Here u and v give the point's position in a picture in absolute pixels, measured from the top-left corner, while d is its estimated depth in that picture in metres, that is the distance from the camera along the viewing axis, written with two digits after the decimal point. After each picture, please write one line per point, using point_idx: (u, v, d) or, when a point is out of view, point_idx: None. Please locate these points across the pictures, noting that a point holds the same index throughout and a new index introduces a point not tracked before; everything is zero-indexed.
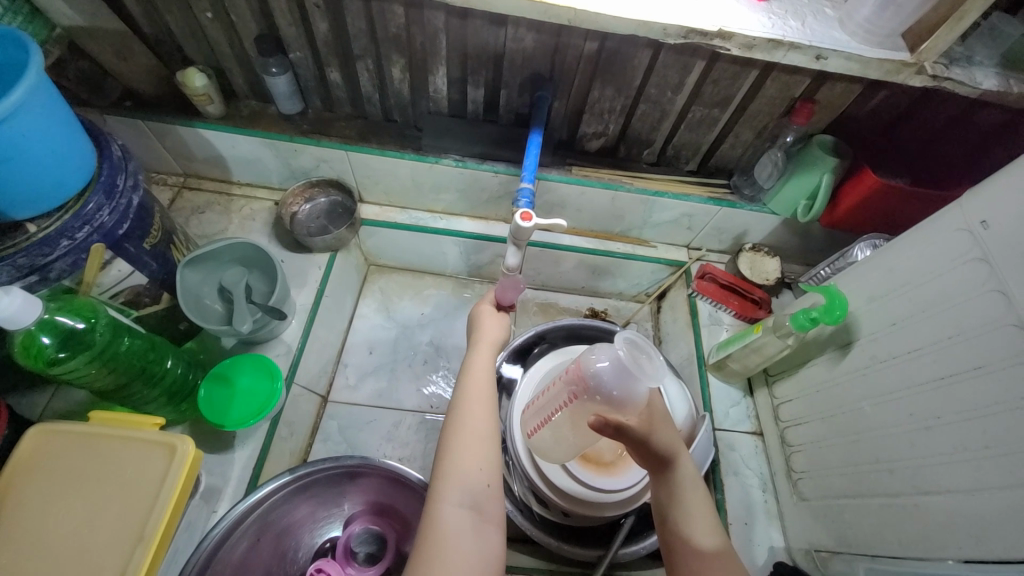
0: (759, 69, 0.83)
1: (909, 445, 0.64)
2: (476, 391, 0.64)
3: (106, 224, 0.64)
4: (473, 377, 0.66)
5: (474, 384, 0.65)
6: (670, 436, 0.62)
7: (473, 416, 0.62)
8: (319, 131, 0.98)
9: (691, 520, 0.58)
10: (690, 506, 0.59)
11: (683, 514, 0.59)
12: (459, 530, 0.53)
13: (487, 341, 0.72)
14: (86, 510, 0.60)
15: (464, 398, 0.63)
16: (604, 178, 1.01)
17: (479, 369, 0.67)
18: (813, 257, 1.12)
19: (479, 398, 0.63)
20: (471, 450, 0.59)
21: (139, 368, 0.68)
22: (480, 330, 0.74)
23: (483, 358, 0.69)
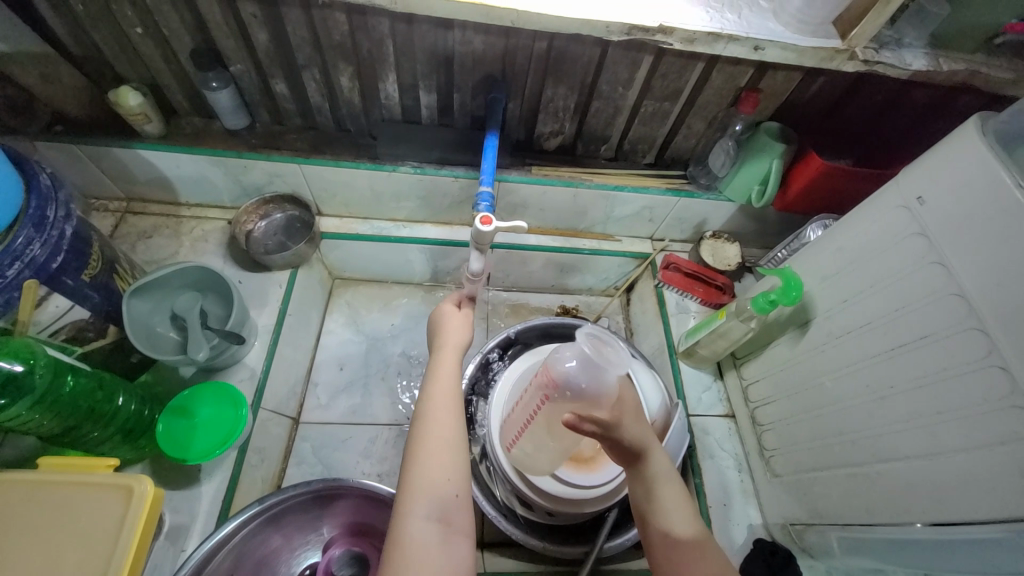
0: (704, 62, 0.85)
1: (868, 415, 0.67)
2: (441, 397, 0.63)
3: (38, 258, 0.59)
4: (439, 382, 0.65)
5: (440, 390, 0.64)
6: (643, 428, 0.62)
7: (439, 423, 0.61)
8: (268, 145, 0.95)
9: (664, 513, 0.59)
10: (664, 497, 0.60)
11: (657, 511, 0.59)
12: (427, 543, 0.52)
13: (452, 344, 0.71)
14: (36, 566, 0.56)
15: (431, 405, 0.62)
16: (564, 176, 1.01)
17: (445, 373, 0.67)
18: (771, 240, 1.16)
19: (445, 404, 0.62)
20: (439, 458, 0.58)
21: (86, 408, 0.65)
22: (444, 334, 0.72)
23: (448, 362, 0.68)
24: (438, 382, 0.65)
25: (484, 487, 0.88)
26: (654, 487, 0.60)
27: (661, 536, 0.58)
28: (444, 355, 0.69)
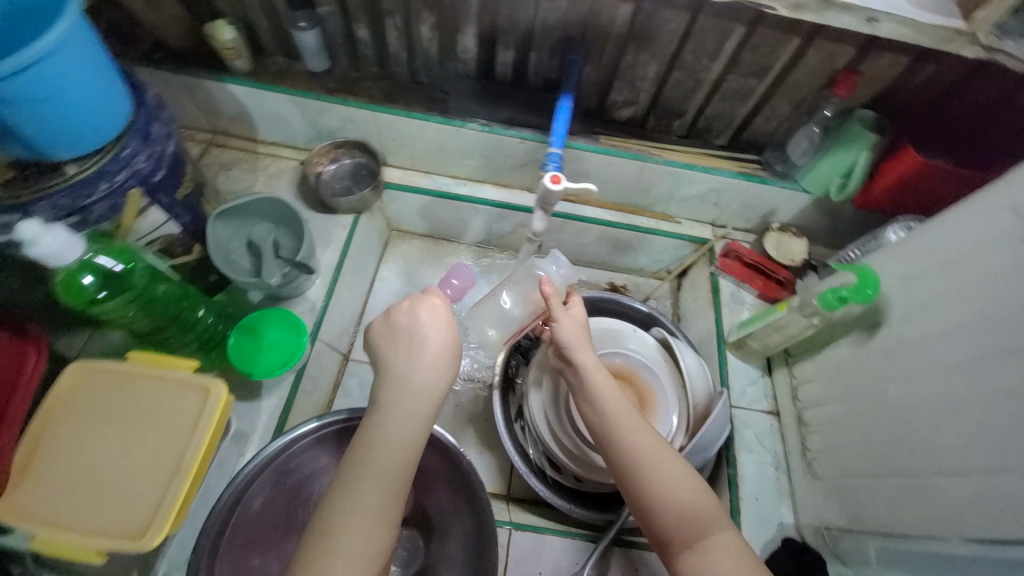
0: (802, 37, 0.80)
1: (932, 426, 0.64)
2: (376, 473, 0.49)
3: (142, 170, 0.64)
4: (382, 449, 0.50)
5: (375, 466, 0.50)
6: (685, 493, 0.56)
7: (363, 510, 0.48)
8: (345, 91, 0.98)
9: (633, 444, 0.59)
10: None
11: (624, 437, 0.60)
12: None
13: (410, 381, 0.53)
14: (123, 444, 0.62)
15: (359, 487, 0.49)
16: (632, 148, 0.99)
17: (395, 431, 0.51)
18: (842, 240, 1.09)
19: (375, 485, 0.49)
20: (353, 556, 0.47)
21: (173, 314, 0.70)
22: (407, 354, 0.55)
23: (405, 405, 0.52)
24: (382, 447, 0.50)
25: (518, 444, 0.91)
26: (614, 411, 0.62)
27: (631, 471, 0.58)
28: (399, 399, 0.52)
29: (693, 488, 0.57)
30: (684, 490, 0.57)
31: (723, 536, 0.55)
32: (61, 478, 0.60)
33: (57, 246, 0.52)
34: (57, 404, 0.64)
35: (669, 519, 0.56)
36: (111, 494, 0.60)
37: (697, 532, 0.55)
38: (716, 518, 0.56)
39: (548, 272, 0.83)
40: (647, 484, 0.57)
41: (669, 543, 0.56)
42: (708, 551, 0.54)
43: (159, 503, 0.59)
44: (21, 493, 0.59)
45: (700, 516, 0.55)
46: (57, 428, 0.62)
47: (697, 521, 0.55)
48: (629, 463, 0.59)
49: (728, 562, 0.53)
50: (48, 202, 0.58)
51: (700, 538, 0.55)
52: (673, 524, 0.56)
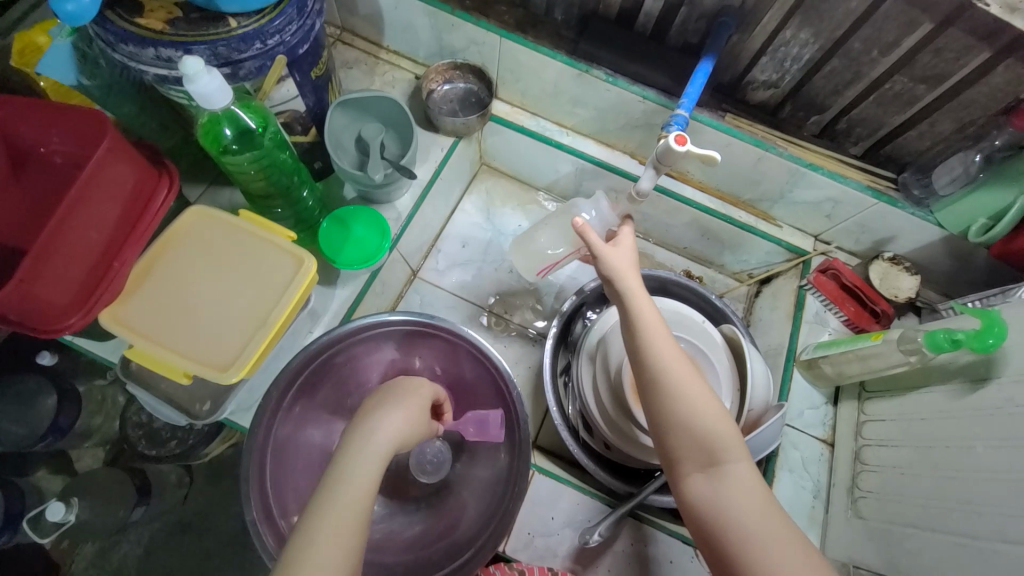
0: (993, 51, 0.70)
1: (1016, 496, 0.58)
2: (337, 522, 0.51)
3: (290, 40, 0.66)
4: (341, 499, 0.53)
5: (335, 514, 0.51)
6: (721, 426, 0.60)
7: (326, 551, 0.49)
8: (478, 11, 0.96)
9: (668, 368, 0.62)
10: (739, 506, 0.57)
11: (660, 360, 0.62)
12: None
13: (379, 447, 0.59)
14: (221, 288, 0.68)
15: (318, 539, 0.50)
16: (757, 134, 0.92)
17: (356, 482, 0.55)
18: (960, 289, 0.99)
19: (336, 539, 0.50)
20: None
21: (284, 186, 0.74)
22: (375, 421, 0.63)
23: (369, 460, 0.57)
24: (344, 490, 0.54)
25: (558, 398, 0.93)
26: (654, 338, 0.63)
27: (661, 390, 0.61)
28: (362, 457, 0.57)
29: (717, 417, 0.60)
30: (709, 417, 0.60)
31: (739, 466, 0.59)
32: (163, 303, 0.67)
33: (210, 89, 0.56)
34: (171, 237, 0.69)
35: (691, 438, 0.60)
36: (204, 328, 0.66)
37: (716, 456, 0.59)
38: (735, 448, 0.59)
39: (588, 218, 0.86)
40: (675, 406, 0.61)
41: (686, 460, 0.60)
42: (723, 473, 0.58)
43: (242, 347, 0.65)
44: (130, 306, 0.66)
45: (721, 442, 0.59)
46: (168, 258, 0.69)
47: (716, 446, 0.59)
48: (662, 384, 0.61)
49: (739, 486, 0.58)
50: (207, 47, 0.61)
51: (717, 461, 0.59)
52: (693, 443, 0.60)
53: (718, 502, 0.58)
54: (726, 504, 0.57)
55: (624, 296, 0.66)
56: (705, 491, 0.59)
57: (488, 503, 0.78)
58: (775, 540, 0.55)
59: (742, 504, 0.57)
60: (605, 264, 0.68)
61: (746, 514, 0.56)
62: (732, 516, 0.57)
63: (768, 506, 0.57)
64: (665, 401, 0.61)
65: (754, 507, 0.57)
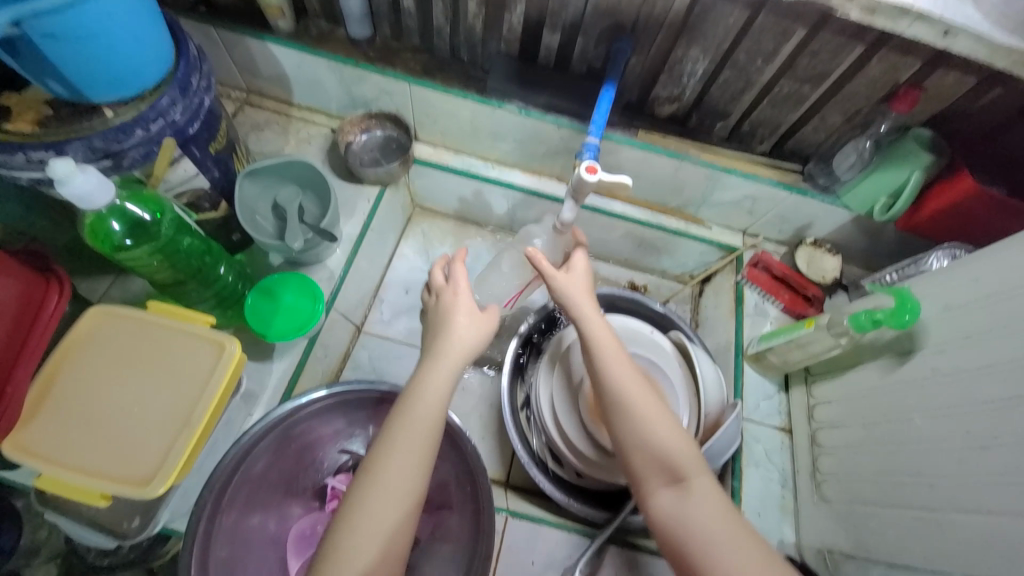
0: (867, 45, 0.75)
1: (956, 462, 0.61)
2: (406, 458, 0.56)
3: (177, 121, 0.63)
4: (414, 425, 0.57)
5: (404, 450, 0.56)
6: (681, 444, 0.60)
7: (392, 492, 0.55)
8: (383, 60, 0.95)
9: (625, 386, 0.62)
10: (701, 519, 0.56)
11: (617, 384, 0.62)
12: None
13: (453, 354, 0.62)
14: (136, 391, 0.63)
15: (387, 477, 0.55)
16: (671, 146, 0.95)
17: (428, 406, 0.59)
18: (877, 262, 1.05)
19: (403, 477, 0.55)
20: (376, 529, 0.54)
21: (195, 268, 0.70)
22: (449, 331, 0.63)
23: (437, 382, 0.60)
24: (420, 414, 0.58)
25: (522, 433, 0.91)
26: (607, 356, 0.64)
27: (622, 414, 0.61)
28: (434, 376, 0.60)
29: (676, 434, 0.61)
30: (668, 435, 0.60)
31: (699, 482, 0.58)
32: (70, 420, 0.61)
33: (88, 189, 0.52)
34: (71, 346, 0.64)
35: (652, 457, 0.60)
36: (120, 438, 0.60)
37: (678, 473, 0.59)
38: (695, 466, 0.59)
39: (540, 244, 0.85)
40: (633, 425, 0.61)
41: (649, 478, 0.60)
42: (687, 491, 0.58)
43: (166, 451, 0.60)
44: (31, 430, 0.60)
45: (682, 460, 0.59)
46: (70, 369, 0.63)
47: (677, 465, 0.59)
48: (620, 406, 0.61)
49: (703, 502, 0.57)
50: (81, 144, 0.57)
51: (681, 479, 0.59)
52: (656, 463, 0.59)
53: (683, 520, 0.57)
54: (691, 521, 0.57)
55: (580, 322, 0.66)
56: (671, 509, 0.58)
57: (461, 563, 0.74)
58: (739, 552, 0.54)
59: (707, 519, 0.56)
60: (559, 294, 0.68)
61: (711, 527, 0.56)
62: (698, 532, 0.56)
63: (732, 521, 0.56)
64: (626, 425, 0.61)
65: (717, 521, 0.56)
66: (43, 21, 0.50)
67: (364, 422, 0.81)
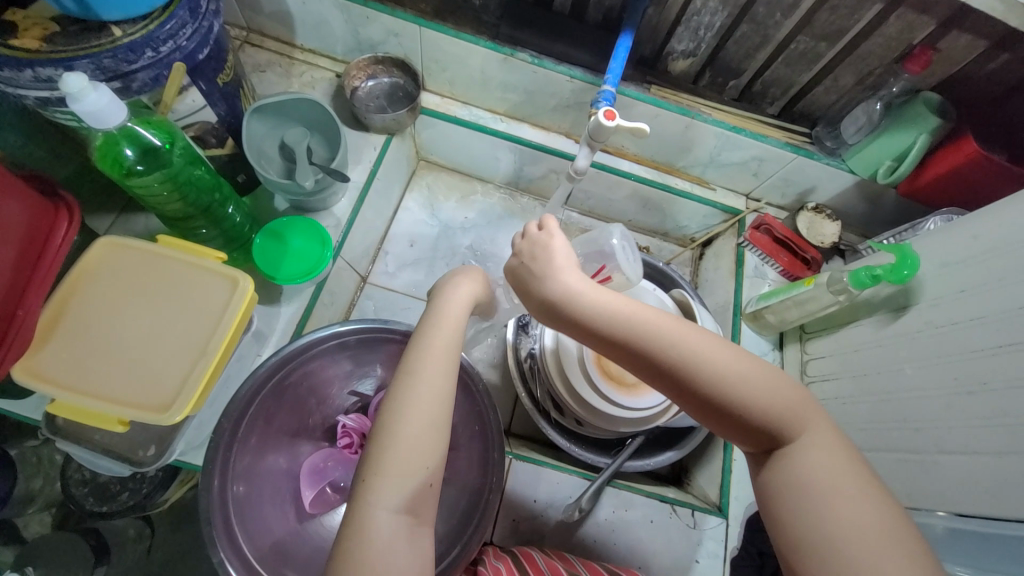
0: (886, 1, 0.75)
1: (941, 407, 0.65)
2: (437, 375, 0.55)
3: (187, 47, 0.61)
4: (441, 348, 0.57)
5: (432, 375, 0.55)
6: (767, 393, 0.51)
7: (429, 403, 0.53)
8: (394, 0, 0.92)
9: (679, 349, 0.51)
10: (799, 468, 0.49)
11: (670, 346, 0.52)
12: (392, 539, 0.49)
13: (461, 302, 0.62)
14: (150, 323, 0.63)
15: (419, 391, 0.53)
16: (682, 103, 0.95)
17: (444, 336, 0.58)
18: (875, 229, 1.08)
19: (434, 392, 0.54)
20: (418, 433, 0.52)
21: (205, 204, 0.69)
22: (456, 289, 0.64)
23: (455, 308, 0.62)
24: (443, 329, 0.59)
25: (524, 382, 0.93)
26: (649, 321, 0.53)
27: (686, 378, 0.51)
28: (445, 316, 0.60)
29: (754, 385, 0.51)
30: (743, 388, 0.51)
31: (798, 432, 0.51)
32: (83, 348, 0.61)
33: (98, 107, 0.50)
34: (79, 275, 0.63)
35: (729, 417, 0.52)
36: (135, 366, 0.61)
37: (772, 428, 0.51)
38: (796, 419, 0.51)
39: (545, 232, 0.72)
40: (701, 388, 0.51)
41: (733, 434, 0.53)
42: (787, 445, 0.51)
43: (183, 380, 0.60)
44: (44, 357, 0.60)
45: (779, 411, 0.51)
46: (81, 297, 0.62)
47: (772, 419, 0.51)
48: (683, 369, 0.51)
49: (796, 449, 0.50)
50: (90, 61, 0.55)
51: (776, 434, 0.51)
52: (734, 420, 0.52)
53: (788, 477, 0.50)
54: (796, 476, 0.49)
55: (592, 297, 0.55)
56: (779, 469, 0.51)
57: (468, 499, 0.77)
58: (852, 504, 0.47)
59: (816, 471, 0.49)
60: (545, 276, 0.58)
61: (810, 473, 0.49)
62: (809, 487, 0.48)
63: (834, 461, 0.49)
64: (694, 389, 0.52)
65: (820, 465, 0.49)
66: None
67: (374, 365, 0.83)
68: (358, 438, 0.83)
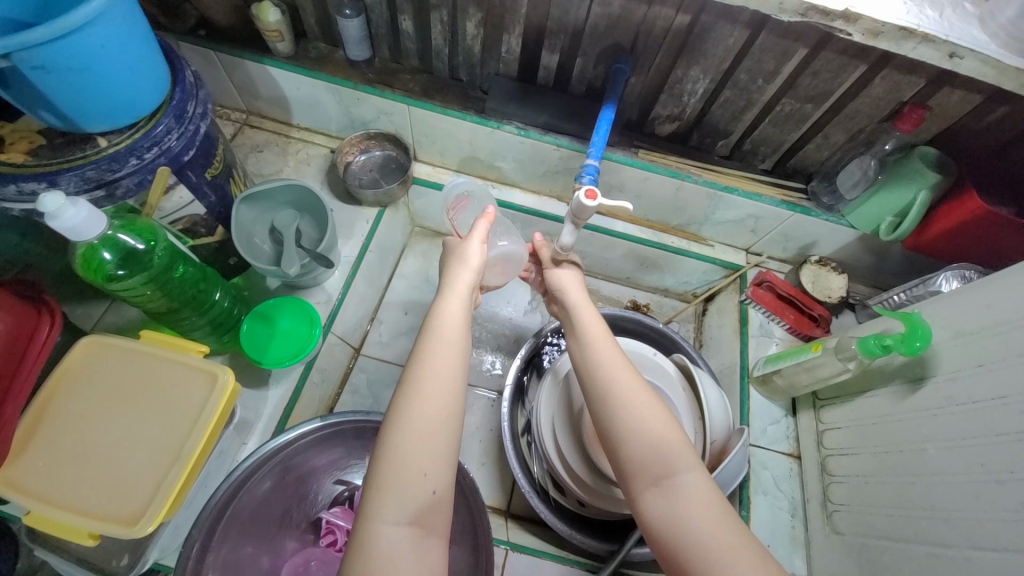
0: (869, 64, 0.74)
1: (973, 497, 0.59)
2: (442, 357, 0.55)
3: (172, 148, 0.63)
4: (441, 337, 0.57)
5: (440, 355, 0.55)
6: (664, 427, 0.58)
7: (426, 381, 0.53)
8: (382, 82, 0.95)
9: (612, 377, 0.61)
10: (688, 510, 0.53)
11: (603, 369, 0.62)
12: (396, 552, 0.47)
13: (464, 285, 0.62)
14: (126, 425, 0.61)
15: (422, 372, 0.54)
16: (672, 165, 0.94)
17: (451, 317, 0.59)
18: (884, 280, 1.03)
19: (436, 375, 0.54)
20: (415, 433, 0.51)
21: (190, 295, 0.70)
22: (459, 274, 0.63)
23: (456, 305, 0.60)
24: (445, 322, 0.58)
25: (522, 460, 0.89)
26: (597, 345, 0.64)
27: (607, 402, 0.60)
28: (453, 299, 0.61)
29: (665, 427, 0.58)
30: (656, 424, 0.58)
31: (691, 476, 0.55)
32: (62, 453, 0.59)
33: (77, 222, 0.51)
34: (62, 378, 0.63)
35: (640, 449, 0.57)
36: (109, 473, 0.59)
37: (666, 467, 0.55)
38: (680, 457, 0.56)
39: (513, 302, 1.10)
40: (617, 414, 0.59)
41: (637, 475, 0.56)
42: (680, 486, 0.54)
43: (155, 489, 0.58)
44: (21, 464, 0.59)
45: (665, 445, 0.56)
46: (62, 400, 0.62)
47: (667, 455, 0.56)
48: (609, 395, 0.60)
49: (690, 493, 0.54)
50: (75, 174, 0.57)
51: (670, 473, 0.55)
52: (644, 455, 0.56)
53: (675, 514, 0.53)
54: (682, 515, 0.53)
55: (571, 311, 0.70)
56: (663, 509, 0.54)
57: None
58: (737, 556, 0.49)
59: (705, 519, 0.52)
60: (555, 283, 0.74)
61: (695, 521, 0.52)
62: (698, 533, 0.51)
63: (720, 515, 0.52)
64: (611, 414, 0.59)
65: (705, 516, 0.52)
66: (38, 53, 0.49)
67: (359, 451, 0.81)
68: (342, 534, 0.79)
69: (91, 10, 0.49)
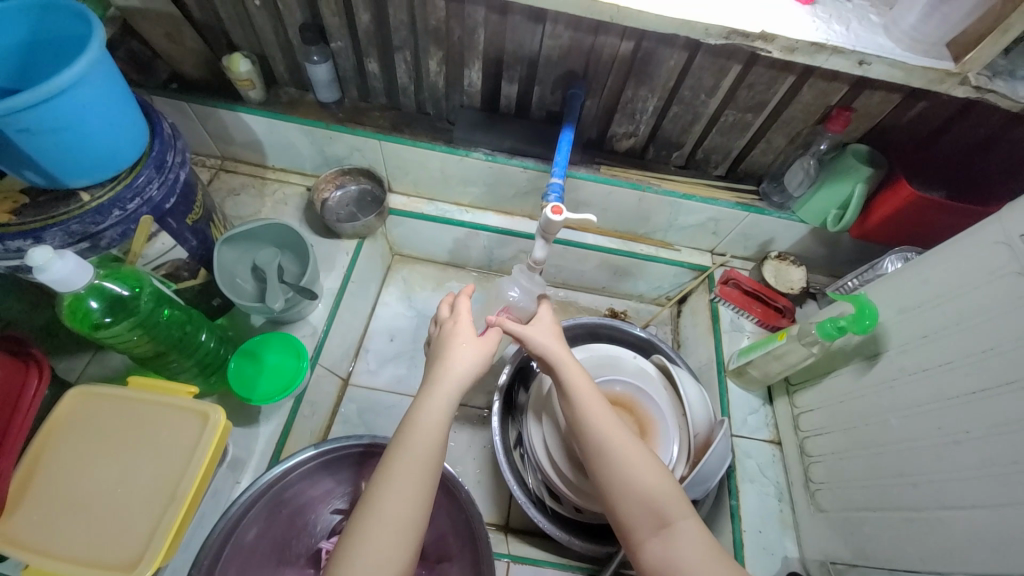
0: (796, 75, 0.82)
1: (935, 459, 0.64)
2: (405, 476, 0.57)
3: (154, 198, 0.66)
4: (412, 447, 0.58)
5: (404, 476, 0.57)
6: (659, 478, 0.61)
7: (393, 500, 0.55)
8: (353, 120, 0.99)
9: (605, 433, 0.64)
10: (685, 556, 0.57)
11: (598, 427, 0.65)
12: None
13: (447, 383, 0.64)
14: (119, 472, 0.61)
15: (388, 490, 0.56)
16: (633, 178, 1.00)
17: (427, 422, 0.60)
18: (840, 269, 1.10)
19: (404, 490, 0.56)
20: (385, 542, 0.54)
21: (176, 338, 0.71)
22: (444, 366, 0.65)
23: (435, 406, 0.62)
24: (420, 431, 0.60)
25: (517, 473, 0.90)
26: (586, 400, 0.67)
27: (602, 459, 0.63)
28: (431, 399, 0.62)
29: (660, 479, 0.61)
30: (651, 478, 0.61)
31: (688, 521, 0.59)
32: (55, 505, 0.59)
33: (66, 273, 0.53)
34: (53, 429, 0.63)
35: (637, 505, 0.60)
36: (104, 522, 0.59)
37: (664, 516, 0.59)
38: (678, 506, 0.60)
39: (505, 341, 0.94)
40: (613, 472, 0.62)
41: (637, 525, 0.60)
42: (677, 535, 0.58)
43: (151, 534, 0.58)
44: (14, 520, 0.58)
45: (658, 500, 0.60)
46: (54, 451, 0.62)
47: (662, 507, 0.59)
48: (600, 452, 0.64)
49: (687, 539, 0.58)
50: (60, 229, 0.59)
51: (666, 521, 0.59)
52: (644, 506, 0.60)
53: (672, 561, 0.57)
54: (678, 562, 0.57)
55: (557, 370, 0.70)
56: (661, 557, 0.58)
57: None
58: None
59: (695, 566, 0.56)
60: (535, 345, 0.72)
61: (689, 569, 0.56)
62: None
63: (717, 558, 0.56)
64: (607, 468, 0.63)
65: (706, 560, 0.56)
66: (22, 117, 0.53)
67: (354, 480, 0.81)
68: None
69: (71, 74, 0.53)
